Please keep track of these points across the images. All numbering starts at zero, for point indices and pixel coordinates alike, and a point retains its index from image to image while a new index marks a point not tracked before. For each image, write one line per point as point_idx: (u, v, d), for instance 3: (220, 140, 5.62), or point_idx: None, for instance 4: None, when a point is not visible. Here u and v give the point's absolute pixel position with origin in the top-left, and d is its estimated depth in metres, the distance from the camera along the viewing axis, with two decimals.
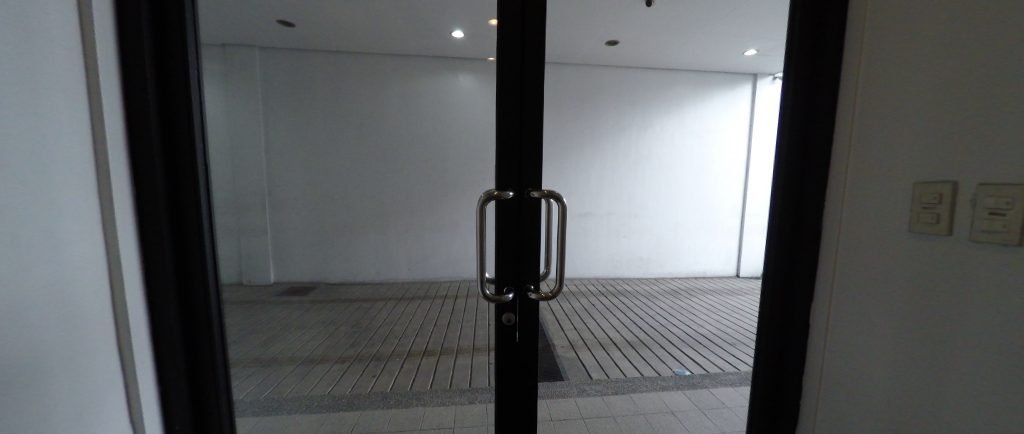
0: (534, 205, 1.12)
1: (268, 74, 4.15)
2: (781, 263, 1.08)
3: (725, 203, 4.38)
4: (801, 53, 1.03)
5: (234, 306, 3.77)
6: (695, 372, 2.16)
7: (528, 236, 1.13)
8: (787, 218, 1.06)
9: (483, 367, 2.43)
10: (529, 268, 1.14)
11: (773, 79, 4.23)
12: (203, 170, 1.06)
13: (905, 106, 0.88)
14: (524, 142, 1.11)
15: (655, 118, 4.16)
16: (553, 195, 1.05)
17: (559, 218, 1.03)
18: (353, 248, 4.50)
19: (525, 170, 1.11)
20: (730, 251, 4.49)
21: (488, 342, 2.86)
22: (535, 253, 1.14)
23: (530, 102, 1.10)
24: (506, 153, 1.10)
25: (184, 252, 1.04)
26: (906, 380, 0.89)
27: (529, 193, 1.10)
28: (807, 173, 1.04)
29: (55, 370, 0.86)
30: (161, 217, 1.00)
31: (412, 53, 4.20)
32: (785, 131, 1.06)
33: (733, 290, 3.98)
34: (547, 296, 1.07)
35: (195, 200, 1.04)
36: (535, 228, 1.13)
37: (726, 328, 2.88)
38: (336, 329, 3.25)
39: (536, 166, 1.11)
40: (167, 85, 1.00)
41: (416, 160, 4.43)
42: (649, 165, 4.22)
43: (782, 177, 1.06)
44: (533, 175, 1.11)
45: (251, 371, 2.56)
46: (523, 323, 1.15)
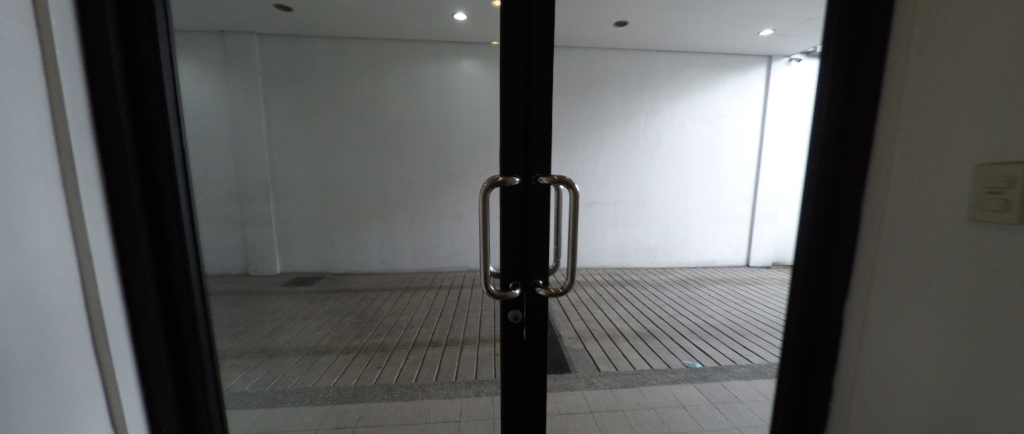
0: (543, 193, 1.05)
1: (268, 62, 4.07)
2: (814, 258, 0.97)
3: (736, 191, 4.27)
4: (846, 14, 0.89)
5: (241, 297, 3.78)
6: (706, 364, 2.10)
7: (536, 228, 1.05)
8: (823, 207, 0.94)
9: (489, 358, 2.39)
10: (539, 262, 1.07)
11: (788, 61, 4.06)
12: (181, 158, 0.97)
13: (973, 73, 0.75)
14: (533, 127, 1.03)
15: (664, 103, 4.03)
16: (564, 182, 0.97)
17: (570, 207, 0.96)
18: (358, 239, 4.46)
19: (533, 157, 1.03)
20: (741, 240, 4.39)
21: (494, 333, 2.81)
22: (545, 245, 1.07)
23: (538, 84, 1.02)
24: (512, 140, 1.03)
25: (163, 246, 0.95)
26: (962, 390, 0.78)
27: (536, 179, 1.02)
28: (844, 156, 0.92)
29: (22, 378, 0.77)
30: (136, 207, 0.90)
31: (414, 37, 4.08)
32: (823, 108, 0.93)
33: (743, 280, 3.90)
34: (558, 291, 1.01)
35: (173, 189, 0.94)
36: (545, 217, 1.06)
37: (737, 318, 2.81)
38: (341, 320, 3.23)
39: (544, 152, 1.04)
40: (134, 65, 0.89)
41: (419, 149, 4.35)
42: (658, 153, 4.11)
43: (818, 161, 0.93)
44: (541, 163, 1.04)
45: (258, 362, 2.54)
46: (530, 321, 1.09)
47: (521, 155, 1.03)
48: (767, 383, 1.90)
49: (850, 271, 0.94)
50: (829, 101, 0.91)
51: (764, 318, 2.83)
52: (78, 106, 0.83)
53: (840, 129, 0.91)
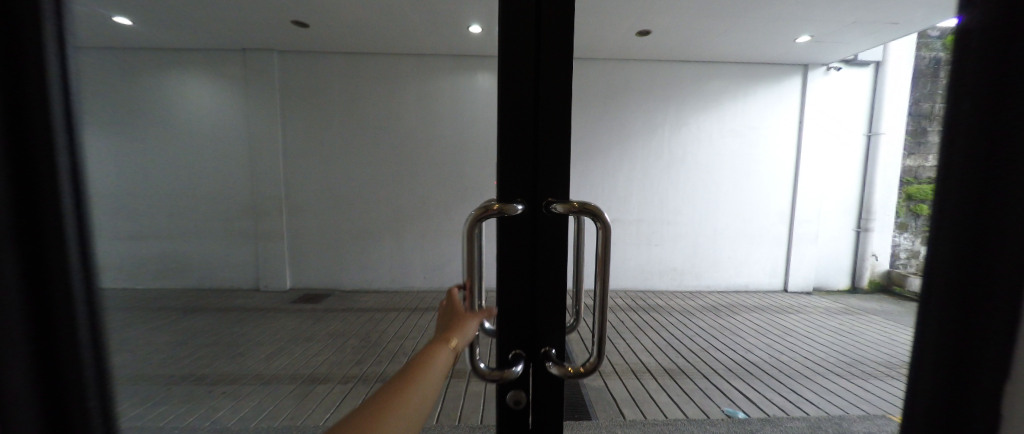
0: (556, 225, 0.84)
1: (285, 78, 4.04)
2: (943, 354, 0.60)
3: (771, 209, 3.97)
4: None
5: (246, 314, 3.66)
6: (750, 413, 1.80)
7: (547, 275, 0.86)
8: (961, 270, 0.58)
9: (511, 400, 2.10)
10: (551, 324, 0.87)
11: (826, 69, 3.74)
12: (73, 169, 0.74)
13: None
14: (542, 140, 0.82)
15: (690, 114, 3.79)
16: (587, 210, 0.75)
17: (598, 244, 0.74)
18: (368, 255, 4.31)
19: (542, 178, 0.83)
20: (777, 263, 4.04)
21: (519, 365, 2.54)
22: (558, 297, 0.86)
23: (552, 85, 0.81)
24: (518, 155, 0.82)
25: (42, 271, 0.72)
26: None
27: (547, 206, 0.81)
28: (993, 187, 0.56)
29: None
30: (6, 241, 0.68)
31: (428, 51, 3.98)
32: (955, 117, 0.57)
33: (781, 307, 3.55)
34: (577, 373, 0.79)
35: (57, 209, 0.71)
36: (557, 258, 0.85)
37: (782, 355, 2.48)
38: (345, 343, 3.04)
39: (558, 169, 0.83)
40: (5, 68, 0.68)
41: (432, 163, 4.21)
42: (684, 168, 3.85)
43: (954, 201, 0.58)
44: (552, 185, 0.83)
45: (251, 389, 2.37)
46: (538, 404, 0.88)
47: (528, 175, 0.83)
48: None
49: (1008, 373, 0.57)
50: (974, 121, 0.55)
51: (814, 355, 2.49)
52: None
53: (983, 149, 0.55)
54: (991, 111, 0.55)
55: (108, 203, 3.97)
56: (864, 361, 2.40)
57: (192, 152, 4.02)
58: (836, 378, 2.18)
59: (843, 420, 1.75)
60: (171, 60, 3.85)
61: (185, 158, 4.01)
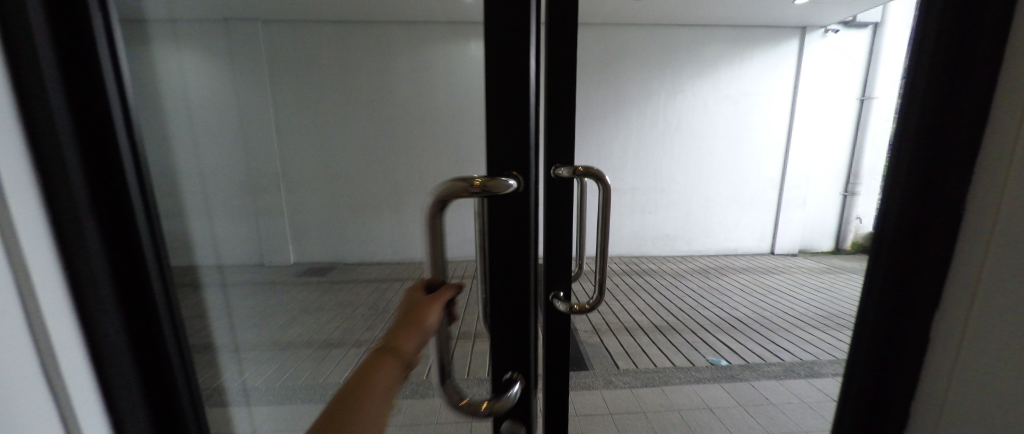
0: (564, 189, 0.93)
1: (274, 50, 3.97)
2: (865, 371, 0.56)
3: (763, 175, 4.05)
4: None
5: (255, 287, 3.78)
6: (732, 361, 1.98)
7: (555, 233, 0.94)
8: (885, 294, 0.53)
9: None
10: (558, 272, 0.96)
11: (823, 32, 3.74)
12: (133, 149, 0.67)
13: None
14: (550, 115, 0.89)
15: (685, 82, 3.82)
16: (592, 174, 0.84)
17: (601, 202, 0.84)
18: (369, 229, 4.41)
19: (552, 146, 0.91)
20: (765, 227, 4.18)
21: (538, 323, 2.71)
22: (565, 254, 0.96)
23: (558, 63, 0.88)
24: (502, 115, 0.62)
25: (131, 262, 0.67)
26: None
27: (557, 171, 0.89)
28: (930, 215, 0.49)
29: None
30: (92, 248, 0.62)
31: (420, 19, 3.89)
32: (902, 137, 0.50)
33: (767, 269, 3.73)
34: (583, 309, 0.89)
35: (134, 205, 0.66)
36: (565, 218, 0.94)
37: (763, 311, 2.66)
38: (354, 312, 3.17)
39: (566, 138, 0.91)
40: (77, 80, 0.61)
41: (429, 137, 4.23)
42: (678, 136, 3.92)
43: (891, 225, 0.52)
44: (560, 153, 0.91)
45: (270, 355, 2.51)
46: (548, 344, 0.97)
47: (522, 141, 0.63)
48: (799, 384, 1.77)
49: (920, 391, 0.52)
50: (919, 138, 0.48)
51: (791, 310, 2.69)
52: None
53: (928, 174, 0.49)
54: (952, 46, 0.46)
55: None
56: (838, 315, 2.60)
57: None
58: (813, 330, 2.36)
59: (815, 365, 1.93)
60: None
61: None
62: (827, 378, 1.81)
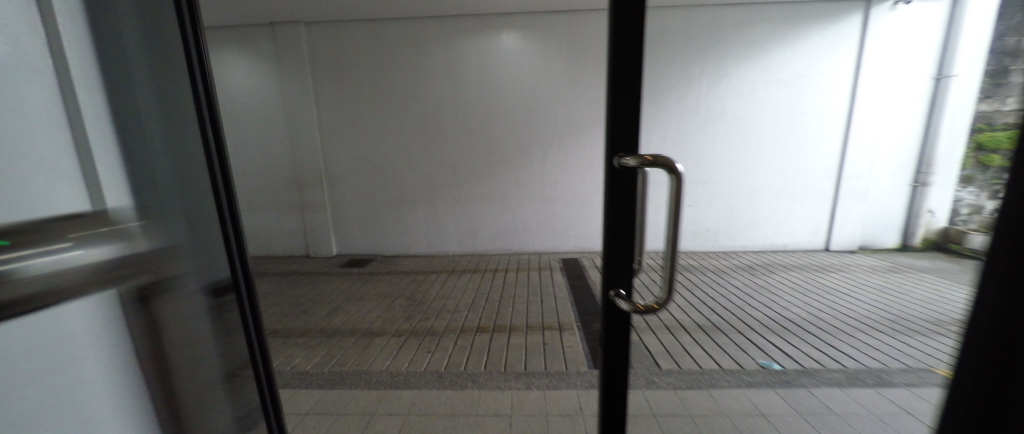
0: (629, 180, 0.87)
1: (316, 51, 4.17)
2: None
3: (818, 165, 3.76)
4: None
5: (302, 277, 4.01)
6: (786, 365, 1.85)
7: (616, 225, 0.89)
8: None
9: (577, 354, 2.20)
10: (619, 265, 0.91)
11: (893, 4, 3.39)
12: None
13: None
14: (613, 98, 0.84)
15: (731, 66, 3.60)
16: (661, 164, 0.77)
17: (672, 194, 0.76)
18: (405, 222, 4.50)
19: (617, 135, 0.86)
20: (821, 221, 3.88)
21: (574, 318, 2.67)
22: (628, 249, 0.90)
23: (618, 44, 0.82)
24: None
25: None
26: None
27: (623, 161, 0.83)
28: None
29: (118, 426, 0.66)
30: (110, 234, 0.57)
31: (453, 13, 3.88)
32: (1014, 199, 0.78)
33: (823, 267, 3.46)
34: (647, 309, 0.82)
35: None
36: (630, 210, 0.88)
37: (819, 312, 2.48)
38: (393, 301, 3.25)
39: (631, 126, 0.85)
40: None
41: (463, 129, 4.20)
42: (721, 124, 3.72)
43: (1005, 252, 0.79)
44: (624, 141, 0.86)
45: (320, 341, 2.63)
46: (605, 340, 0.93)
47: None
48: (867, 393, 1.63)
49: None
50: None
51: (853, 310, 2.50)
52: (90, 73, 0.62)
53: None
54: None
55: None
56: (909, 318, 2.37)
57: (243, 128, 4.44)
58: (879, 334, 2.17)
59: (884, 373, 1.77)
60: (219, 40, 4.23)
61: (242, 135, 4.46)
62: (900, 389, 1.65)
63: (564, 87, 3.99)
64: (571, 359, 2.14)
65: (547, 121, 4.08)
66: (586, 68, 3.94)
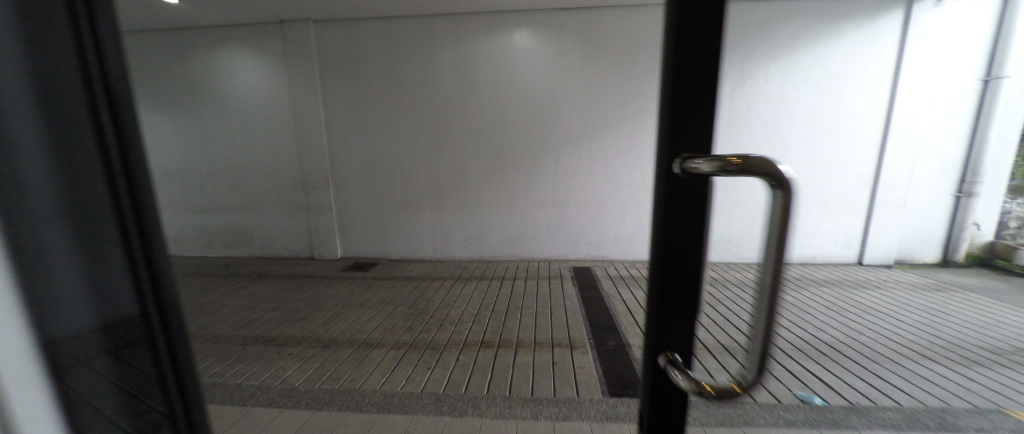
0: (694, 196, 0.61)
1: (323, 49, 4.07)
2: None
3: (852, 172, 3.50)
4: None
5: (303, 281, 3.88)
6: (830, 400, 1.63)
7: (670, 258, 0.64)
8: None
9: (590, 378, 2.00)
10: (672, 313, 0.65)
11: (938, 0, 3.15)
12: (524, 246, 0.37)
13: None
14: (670, 92, 0.60)
15: (758, 66, 3.39)
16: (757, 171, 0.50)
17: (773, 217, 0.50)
18: (411, 226, 4.36)
19: (678, 133, 0.60)
20: (853, 232, 3.61)
21: (587, 334, 2.47)
22: (686, 291, 0.65)
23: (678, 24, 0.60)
24: None
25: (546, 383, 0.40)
26: None
27: (691, 168, 0.57)
28: None
29: None
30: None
31: (464, 10, 3.73)
32: None
33: (857, 282, 3.20)
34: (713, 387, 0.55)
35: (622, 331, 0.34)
36: (694, 239, 0.62)
37: (861, 335, 2.24)
38: (394, 310, 3.07)
39: (700, 120, 0.60)
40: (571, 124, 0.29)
41: (472, 130, 4.04)
42: (746, 128, 3.51)
43: None
44: (688, 142, 0.60)
45: (315, 351, 2.46)
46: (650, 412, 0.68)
47: None
48: None
49: None
50: None
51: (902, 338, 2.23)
52: None
53: None
54: None
55: (196, 174, 4.61)
56: (964, 345, 2.12)
57: (250, 127, 4.37)
58: (932, 363, 1.92)
59: (947, 414, 1.53)
60: (228, 38, 4.19)
61: (250, 134, 4.39)
62: None
63: (578, 87, 3.80)
64: (583, 383, 1.95)
65: (560, 122, 3.89)
66: (602, 68, 3.74)
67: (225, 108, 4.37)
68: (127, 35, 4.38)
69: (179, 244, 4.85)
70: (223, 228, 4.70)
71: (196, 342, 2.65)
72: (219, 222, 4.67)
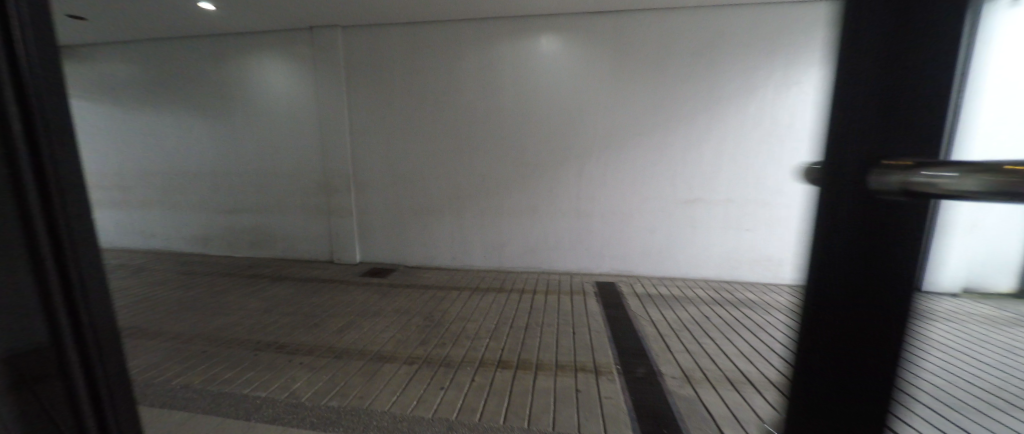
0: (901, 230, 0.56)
1: (349, 54, 4.07)
2: None
3: None
4: None
5: (320, 285, 3.83)
6: None
7: None
8: None
9: (618, 411, 1.82)
10: None
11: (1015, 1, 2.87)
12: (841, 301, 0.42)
13: None
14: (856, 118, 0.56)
15: (803, 73, 3.27)
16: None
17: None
18: (430, 233, 4.26)
19: None
20: None
21: (614, 358, 2.27)
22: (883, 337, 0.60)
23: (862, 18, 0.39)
24: None
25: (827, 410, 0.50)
26: None
27: None
28: None
29: None
30: None
31: (490, 14, 3.64)
32: None
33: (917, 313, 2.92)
34: None
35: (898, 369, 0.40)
36: None
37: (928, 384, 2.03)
38: (409, 320, 2.94)
39: None
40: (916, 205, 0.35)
41: (495, 137, 3.92)
42: (790, 138, 3.38)
43: None
44: None
45: (326, 361, 2.33)
46: None
47: None
48: None
49: None
50: None
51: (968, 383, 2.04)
52: None
53: None
54: None
55: (223, 176, 4.68)
56: None
57: (275, 130, 4.41)
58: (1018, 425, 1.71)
59: None
60: (257, 43, 4.26)
61: (276, 137, 4.43)
62: None
63: (607, 94, 3.63)
64: (611, 418, 1.77)
65: (587, 131, 3.73)
66: (634, 74, 3.56)
67: (253, 112, 4.42)
68: (166, 40, 4.51)
69: (203, 243, 4.92)
70: (246, 228, 4.74)
71: (211, 342, 2.58)
72: (242, 223, 4.73)
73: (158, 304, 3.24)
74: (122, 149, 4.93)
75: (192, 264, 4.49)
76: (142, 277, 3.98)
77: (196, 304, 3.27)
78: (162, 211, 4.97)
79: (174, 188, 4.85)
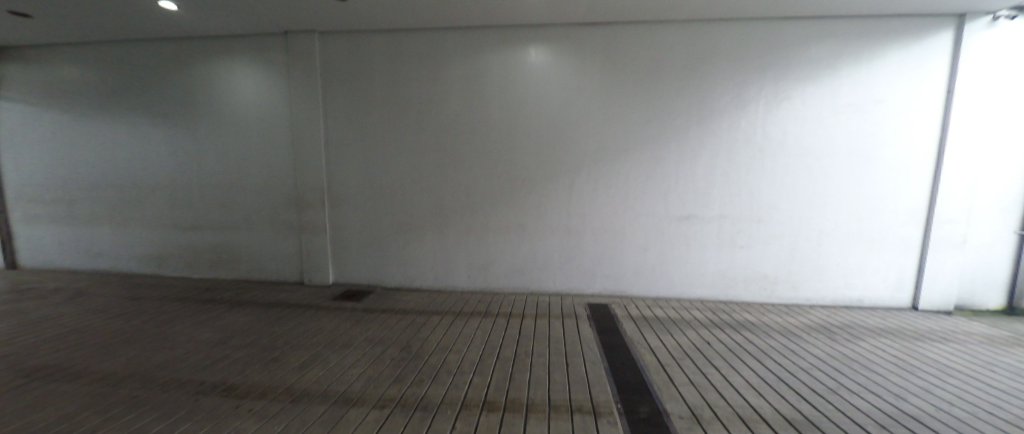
0: None
1: (325, 62, 3.81)
2: None
3: (902, 204, 3.21)
4: None
5: (286, 311, 3.46)
6: None
7: None
8: None
9: None
10: None
11: (992, 20, 2.96)
12: None
13: None
14: None
15: (796, 87, 3.19)
16: None
17: None
18: (409, 252, 3.97)
19: None
20: (904, 272, 3.29)
21: (613, 396, 2.03)
22: None
23: None
24: None
25: None
26: None
27: None
28: None
29: None
30: None
31: (474, 23, 3.47)
32: None
33: (920, 335, 2.82)
34: None
35: None
36: None
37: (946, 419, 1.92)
38: (383, 352, 2.62)
39: None
40: None
41: (479, 151, 3.71)
42: (783, 153, 3.28)
43: None
44: None
45: (280, 407, 2.01)
46: None
47: None
48: None
49: None
50: None
51: (985, 421, 1.93)
52: None
53: None
54: None
55: (183, 190, 4.28)
56: None
57: (242, 141, 4.08)
58: None
59: None
60: (225, 48, 3.96)
61: (244, 149, 4.09)
62: None
63: (596, 107, 3.49)
64: None
65: (576, 145, 3.56)
66: (623, 88, 3.43)
67: (219, 122, 4.09)
68: (125, 42, 4.15)
69: (157, 263, 4.45)
70: (207, 247, 4.32)
71: (147, 385, 2.20)
72: (202, 242, 4.31)
73: (90, 338, 2.81)
74: (69, 161, 4.47)
75: (141, 287, 4.03)
76: (80, 304, 3.51)
77: (138, 336, 2.86)
78: (110, 229, 4.48)
79: (127, 204, 4.41)
